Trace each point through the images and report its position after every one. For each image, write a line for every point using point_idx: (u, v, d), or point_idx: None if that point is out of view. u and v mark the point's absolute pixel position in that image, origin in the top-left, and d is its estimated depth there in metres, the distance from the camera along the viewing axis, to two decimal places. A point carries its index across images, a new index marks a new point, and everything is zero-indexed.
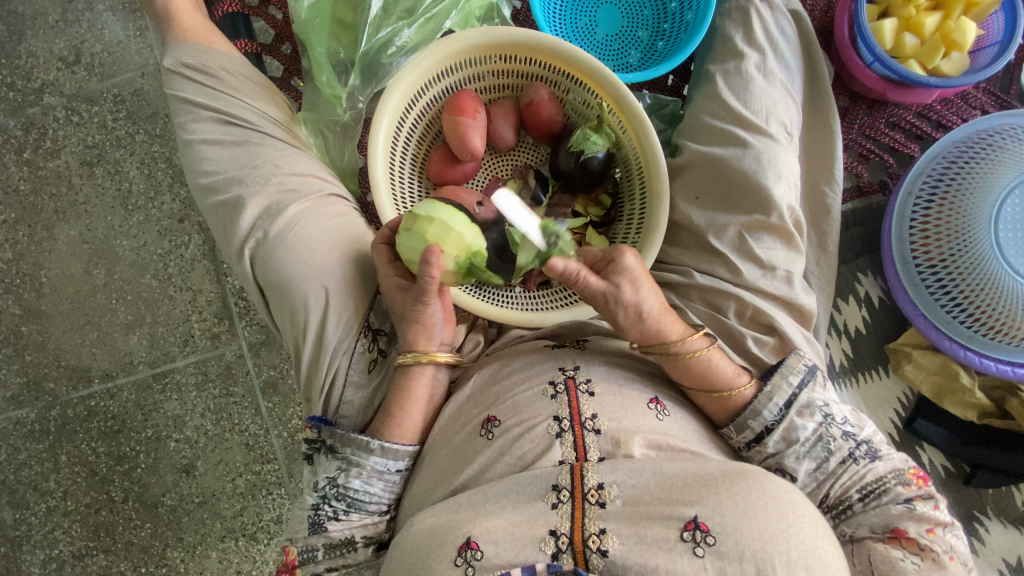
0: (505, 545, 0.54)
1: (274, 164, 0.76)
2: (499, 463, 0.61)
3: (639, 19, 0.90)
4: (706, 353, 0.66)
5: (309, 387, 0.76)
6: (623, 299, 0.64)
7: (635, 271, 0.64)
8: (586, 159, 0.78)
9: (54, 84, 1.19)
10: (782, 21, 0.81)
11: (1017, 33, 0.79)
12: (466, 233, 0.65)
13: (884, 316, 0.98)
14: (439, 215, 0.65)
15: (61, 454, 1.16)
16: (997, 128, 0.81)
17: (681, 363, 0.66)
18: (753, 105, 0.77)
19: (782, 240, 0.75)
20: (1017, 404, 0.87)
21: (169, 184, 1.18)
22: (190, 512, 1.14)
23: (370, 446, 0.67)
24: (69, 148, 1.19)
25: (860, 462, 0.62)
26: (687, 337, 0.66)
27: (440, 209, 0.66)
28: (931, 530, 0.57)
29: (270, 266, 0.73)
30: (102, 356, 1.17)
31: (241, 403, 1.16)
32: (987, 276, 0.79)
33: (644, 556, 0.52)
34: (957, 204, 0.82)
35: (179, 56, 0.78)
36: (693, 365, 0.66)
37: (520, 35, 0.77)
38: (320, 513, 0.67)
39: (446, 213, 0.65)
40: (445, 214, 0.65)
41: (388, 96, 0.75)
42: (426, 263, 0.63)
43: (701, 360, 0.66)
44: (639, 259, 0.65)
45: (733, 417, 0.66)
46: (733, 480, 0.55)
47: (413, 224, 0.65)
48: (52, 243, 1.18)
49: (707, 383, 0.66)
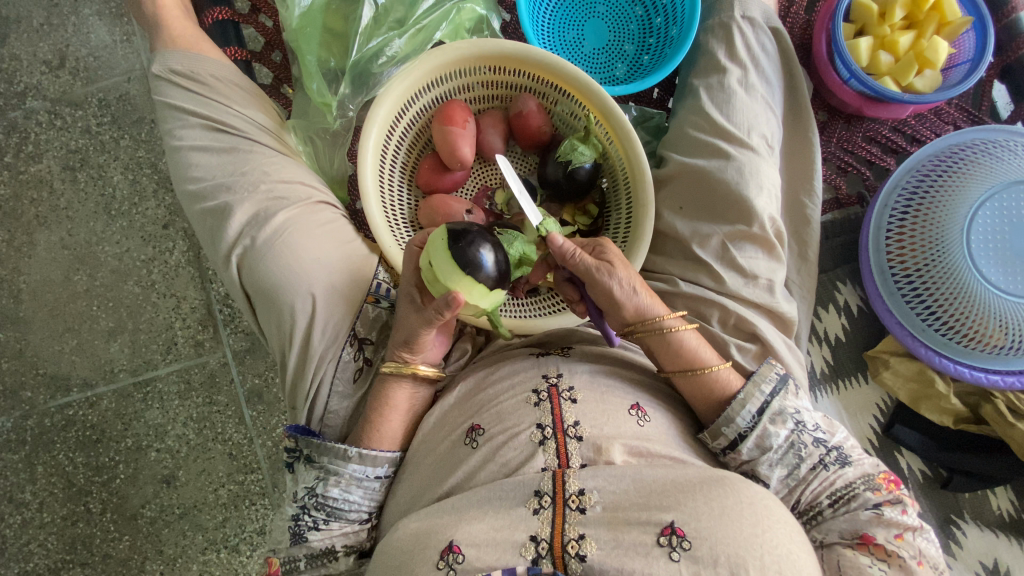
0: (486, 549, 0.54)
1: (263, 171, 0.76)
2: (483, 470, 0.61)
3: (626, 34, 0.92)
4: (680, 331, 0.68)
5: (294, 395, 0.76)
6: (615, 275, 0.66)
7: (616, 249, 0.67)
8: (573, 168, 0.80)
9: (37, 88, 1.18)
10: (764, 38, 0.83)
11: (987, 52, 0.82)
12: (483, 302, 0.62)
13: (863, 325, 1.00)
14: (452, 280, 0.60)
15: (37, 464, 1.14)
16: (967, 143, 0.84)
17: (659, 339, 0.68)
18: (736, 118, 0.79)
19: (763, 249, 0.77)
20: (991, 410, 0.87)
21: (154, 190, 1.18)
22: (170, 524, 1.13)
23: (348, 453, 0.67)
24: (51, 152, 1.18)
25: (829, 468, 0.63)
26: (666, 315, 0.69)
27: (461, 277, 0.60)
28: (899, 535, 0.57)
29: (256, 273, 0.73)
30: (82, 363, 1.15)
31: (224, 412, 1.15)
32: (960, 285, 0.82)
33: (621, 560, 0.52)
34: (931, 215, 0.84)
35: (167, 62, 0.78)
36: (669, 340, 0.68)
37: (508, 47, 0.79)
38: (300, 523, 0.67)
39: (465, 275, 0.60)
40: (462, 285, 0.60)
41: (377, 105, 0.76)
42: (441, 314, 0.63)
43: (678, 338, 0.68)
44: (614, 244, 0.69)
45: (718, 413, 0.67)
46: (711, 486, 0.56)
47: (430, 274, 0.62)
48: (32, 248, 1.17)
49: (687, 363, 0.68)
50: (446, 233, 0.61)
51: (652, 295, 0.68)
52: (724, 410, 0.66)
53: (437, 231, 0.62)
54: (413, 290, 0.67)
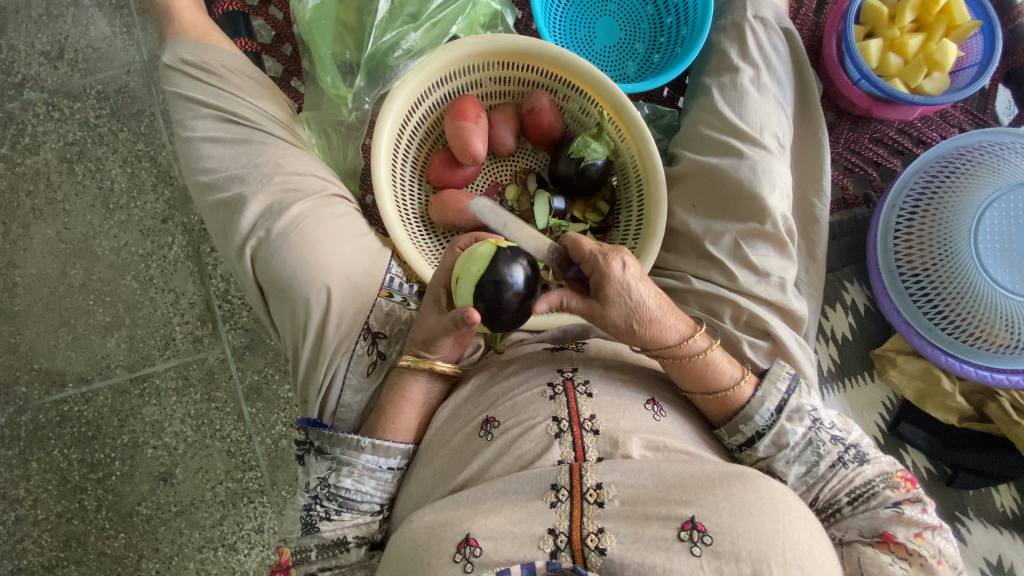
0: (504, 542, 0.54)
1: (277, 163, 0.76)
2: (499, 462, 0.61)
3: (637, 33, 0.93)
4: (711, 352, 0.65)
5: (305, 389, 0.75)
6: (613, 312, 0.62)
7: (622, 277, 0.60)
8: (585, 165, 0.80)
9: (35, 79, 1.16)
10: (775, 38, 0.84)
11: (995, 56, 0.84)
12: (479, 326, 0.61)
13: (869, 324, 1.01)
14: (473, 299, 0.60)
15: (31, 460, 1.11)
16: (976, 144, 0.86)
17: (689, 364, 0.65)
18: (749, 117, 0.80)
19: (775, 247, 0.78)
20: (995, 408, 0.90)
21: (153, 183, 1.16)
22: (167, 522, 1.11)
23: (361, 444, 0.66)
24: (48, 144, 1.16)
25: (848, 466, 0.63)
26: (691, 337, 0.65)
27: (466, 290, 0.60)
28: (919, 534, 0.58)
29: (271, 265, 0.72)
30: (77, 359, 1.14)
31: (223, 409, 1.13)
32: (967, 285, 0.84)
33: (641, 555, 0.52)
34: (939, 216, 0.86)
35: (179, 52, 0.77)
36: (699, 365, 0.65)
37: (523, 43, 0.79)
38: (311, 514, 0.66)
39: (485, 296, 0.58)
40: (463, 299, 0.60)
41: (391, 98, 0.76)
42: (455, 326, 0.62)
43: (709, 361, 0.65)
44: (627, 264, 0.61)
45: (729, 416, 0.66)
46: (731, 481, 0.55)
47: (458, 279, 0.61)
48: (28, 241, 1.15)
49: (711, 386, 0.66)
50: (490, 255, 0.59)
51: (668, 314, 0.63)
52: (739, 411, 0.66)
53: (482, 247, 0.60)
54: (441, 294, 0.65)
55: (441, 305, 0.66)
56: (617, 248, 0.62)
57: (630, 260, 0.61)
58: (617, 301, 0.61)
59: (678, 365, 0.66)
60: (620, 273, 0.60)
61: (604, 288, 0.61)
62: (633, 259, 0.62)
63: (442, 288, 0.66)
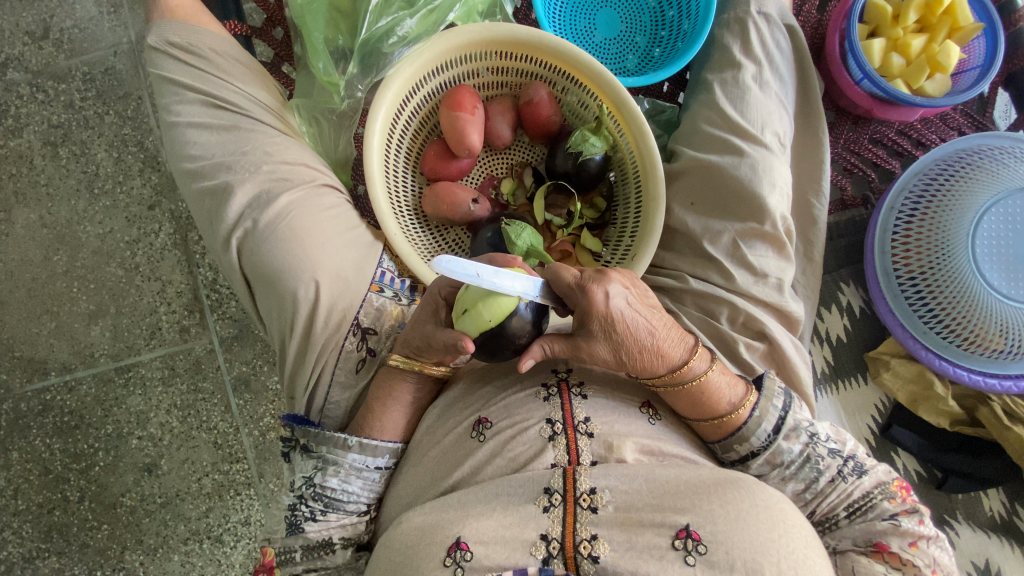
0: (495, 547, 0.52)
1: (265, 151, 0.74)
2: (491, 464, 0.59)
3: (638, 25, 0.91)
4: (709, 375, 0.62)
5: (293, 383, 0.73)
6: (602, 344, 0.59)
7: (605, 309, 0.57)
8: (583, 160, 0.78)
9: (19, 59, 1.12)
10: (779, 35, 0.82)
11: (998, 59, 0.83)
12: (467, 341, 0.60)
13: (864, 325, 1.01)
14: (473, 330, 0.58)
15: (12, 449, 1.09)
16: (976, 148, 0.85)
17: (685, 390, 0.62)
18: (750, 115, 0.78)
19: (773, 248, 0.76)
20: (987, 412, 0.90)
21: (140, 168, 1.13)
22: (151, 513, 1.09)
23: (348, 443, 0.65)
24: (32, 126, 1.12)
25: (848, 479, 0.62)
26: (690, 362, 0.62)
27: (474, 319, 0.57)
28: (914, 544, 0.57)
29: (259, 257, 0.70)
30: (60, 347, 1.11)
31: (210, 400, 1.11)
32: (963, 289, 0.83)
33: (635, 563, 0.50)
34: (937, 219, 0.86)
35: (164, 33, 0.75)
36: (697, 389, 0.62)
37: (521, 33, 0.77)
38: (296, 514, 0.64)
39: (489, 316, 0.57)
40: (466, 322, 0.58)
41: (385, 87, 0.74)
42: (448, 348, 0.60)
43: (706, 384, 0.62)
44: (609, 293, 0.58)
45: (724, 436, 0.64)
46: (726, 489, 0.54)
47: (467, 306, 0.58)
48: (9, 227, 1.12)
49: (710, 416, 0.64)
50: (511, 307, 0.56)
51: (665, 340, 0.60)
52: (738, 431, 0.63)
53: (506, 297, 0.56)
54: (440, 304, 0.64)
55: (439, 316, 0.63)
56: (599, 276, 0.58)
57: (614, 288, 0.58)
58: (604, 333, 0.58)
59: (673, 390, 0.63)
60: (603, 303, 0.57)
61: (589, 323, 0.58)
62: (618, 284, 0.59)
63: (440, 298, 0.64)
